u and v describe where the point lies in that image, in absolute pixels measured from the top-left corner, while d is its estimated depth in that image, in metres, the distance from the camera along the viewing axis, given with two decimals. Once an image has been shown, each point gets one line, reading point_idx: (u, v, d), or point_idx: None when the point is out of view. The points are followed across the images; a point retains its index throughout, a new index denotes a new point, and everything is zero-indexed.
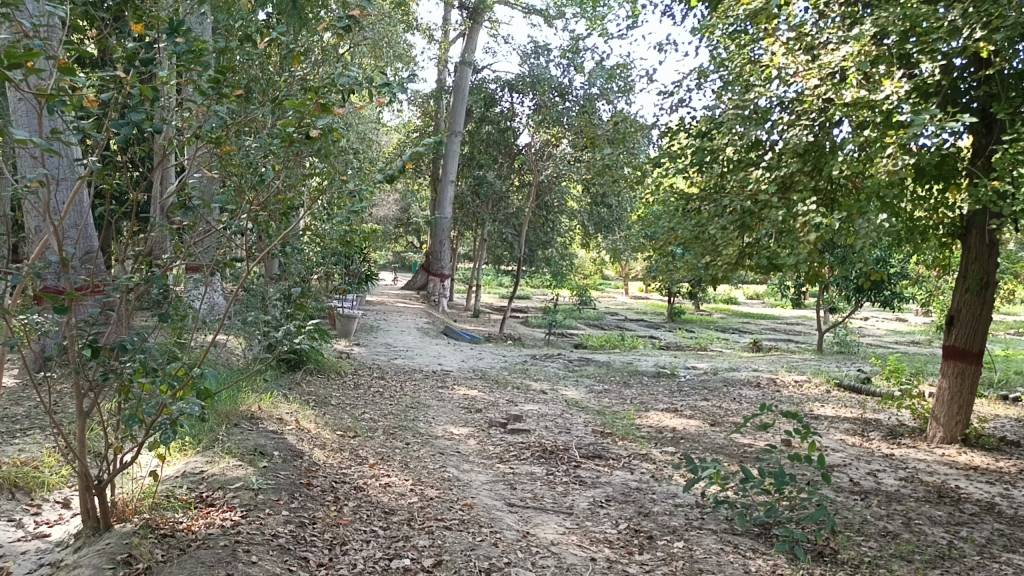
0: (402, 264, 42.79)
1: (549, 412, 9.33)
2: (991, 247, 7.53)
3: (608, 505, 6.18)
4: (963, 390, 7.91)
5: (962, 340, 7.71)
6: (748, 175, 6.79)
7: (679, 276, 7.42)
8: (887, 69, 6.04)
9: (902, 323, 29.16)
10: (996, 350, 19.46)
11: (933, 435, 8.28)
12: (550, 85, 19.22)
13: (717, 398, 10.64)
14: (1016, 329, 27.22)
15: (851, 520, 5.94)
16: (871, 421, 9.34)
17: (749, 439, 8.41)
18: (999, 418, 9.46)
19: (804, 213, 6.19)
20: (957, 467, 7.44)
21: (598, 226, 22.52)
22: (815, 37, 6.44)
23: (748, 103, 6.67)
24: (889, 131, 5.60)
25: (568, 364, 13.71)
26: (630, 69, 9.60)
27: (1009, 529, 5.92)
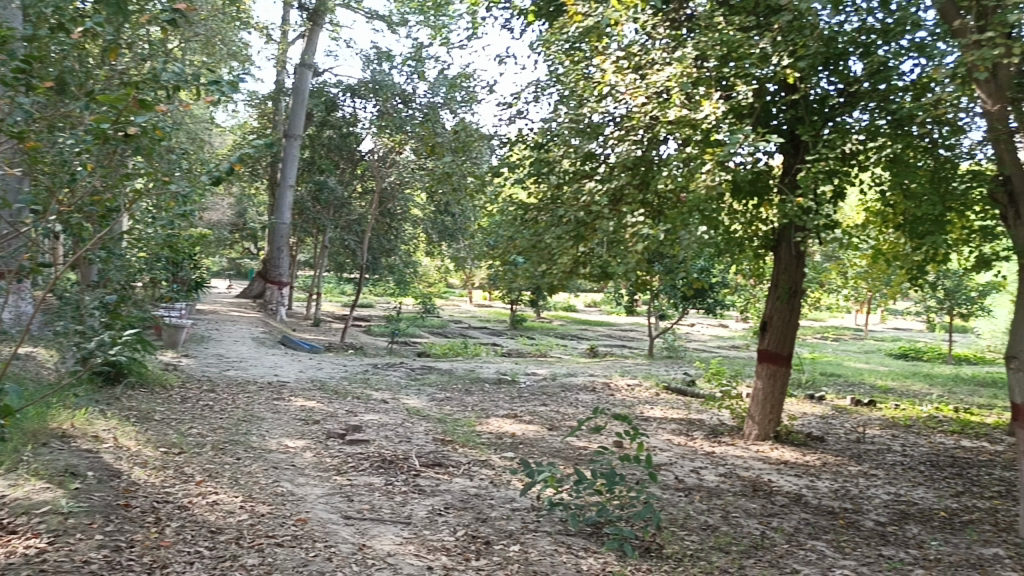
0: (237, 271, 41.07)
1: (389, 422, 9.22)
2: (798, 258, 8.20)
3: (446, 513, 6.19)
4: (775, 390, 8.54)
5: (775, 344, 8.34)
6: (581, 187, 7.01)
7: (517, 284, 7.52)
8: (706, 91, 6.47)
9: (723, 328, 31.12)
10: (807, 351, 21.14)
11: (749, 434, 8.85)
12: (393, 92, 18.89)
13: (555, 403, 10.90)
14: (821, 333, 29.61)
15: (675, 515, 6.28)
16: (696, 421, 9.90)
17: (584, 442, 8.68)
18: (806, 415, 10.28)
19: (632, 224, 6.57)
20: (769, 461, 8.02)
21: (441, 234, 22.43)
22: (642, 58, 6.74)
23: (581, 118, 6.92)
24: (707, 149, 6.08)
25: (410, 372, 13.63)
26: (472, 79, 9.72)
27: (813, 518, 6.44)
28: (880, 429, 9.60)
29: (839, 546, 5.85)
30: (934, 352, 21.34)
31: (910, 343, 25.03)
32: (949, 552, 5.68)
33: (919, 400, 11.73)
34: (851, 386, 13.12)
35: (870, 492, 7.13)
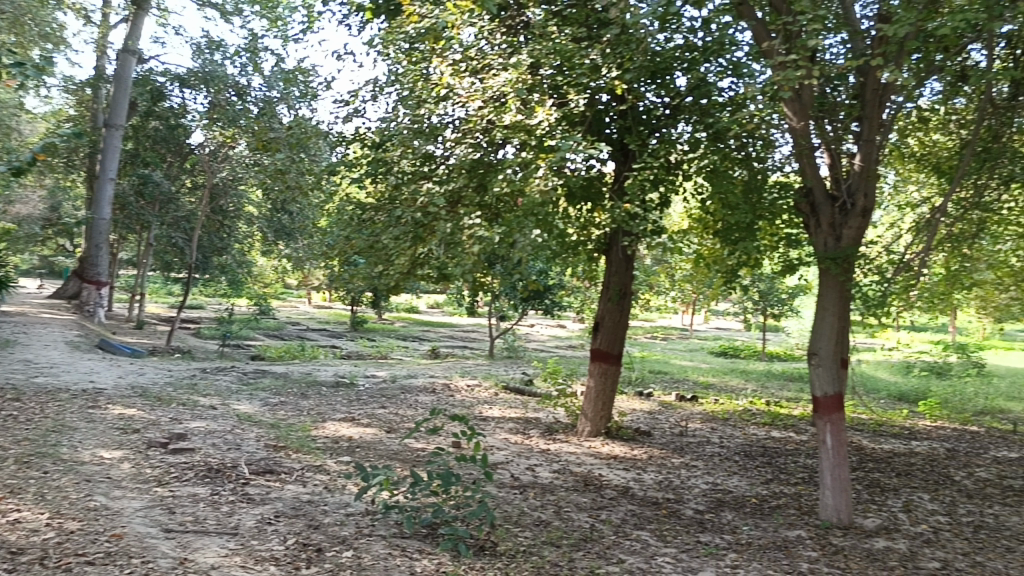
0: (49, 270, 37.84)
1: (217, 428, 8.80)
2: (626, 261, 8.61)
3: (276, 521, 5.98)
4: (606, 387, 8.90)
5: (606, 343, 8.70)
6: (419, 188, 6.96)
7: (354, 285, 7.39)
8: (541, 98, 6.62)
9: (560, 329, 32.03)
10: (637, 350, 22.15)
11: (582, 431, 9.16)
12: (226, 84, 17.91)
13: (393, 406, 10.81)
14: (651, 333, 31.12)
15: (509, 513, 6.39)
16: (532, 420, 10.12)
17: (421, 444, 8.67)
18: (635, 411, 10.77)
19: (469, 226, 6.60)
20: (600, 456, 8.33)
21: (278, 233, 21.66)
22: (479, 63, 6.82)
23: (419, 119, 6.89)
24: (541, 154, 6.23)
25: (242, 376, 13.08)
26: (309, 75, 9.51)
27: (639, 509, 6.75)
28: (700, 423, 10.22)
29: (661, 534, 6.16)
30: (751, 350, 22.93)
31: (730, 342, 26.76)
32: (759, 536, 6.13)
33: (736, 395, 12.57)
34: (676, 383, 13.87)
35: (690, 482, 7.57)
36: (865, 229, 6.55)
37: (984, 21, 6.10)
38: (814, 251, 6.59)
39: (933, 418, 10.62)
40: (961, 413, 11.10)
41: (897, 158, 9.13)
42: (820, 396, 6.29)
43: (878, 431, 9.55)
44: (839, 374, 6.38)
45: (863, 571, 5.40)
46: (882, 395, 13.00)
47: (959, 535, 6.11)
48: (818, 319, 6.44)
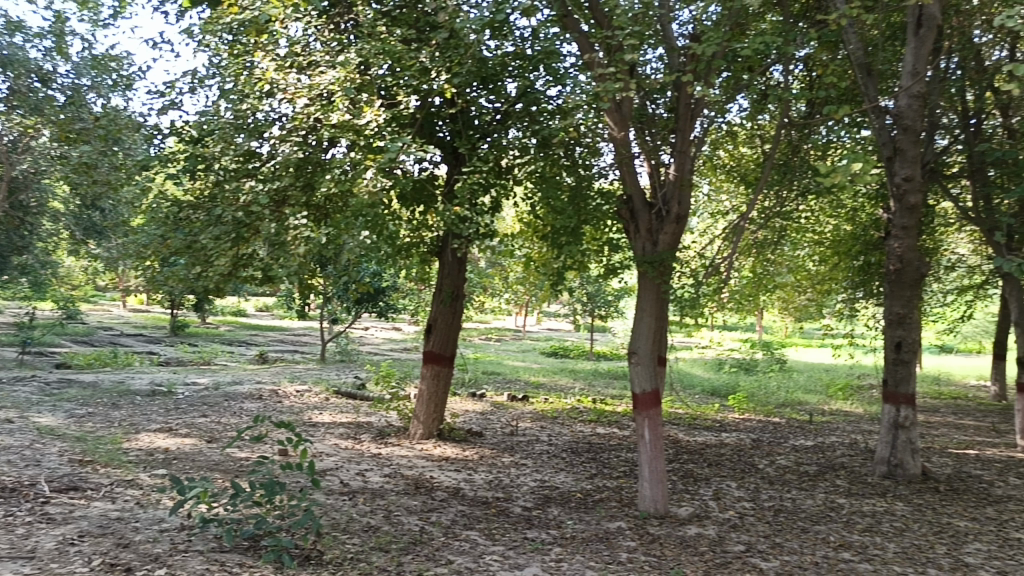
0: None
1: (12, 444, 8.03)
2: (459, 263, 8.64)
3: (80, 542, 5.53)
4: (439, 390, 8.92)
5: (438, 345, 8.71)
6: (241, 186, 6.65)
7: (170, 287, 6.97)
8: (369, 98, 6.53)
9: (395, 332, 31.79)
10: (471, 352, 22.36)
11: (414, 433, 9.12)
12: (26, 68, 16.36)
13: (216, 414, 10.30)
14: (485, 334, 31.53)
15: (337, 520, 6.25)
16: (363, 424, 9.98)
17: (246, 453, 8.32)
18: (468, 412, 10.86)
19: (295, 227, 6.37)
20: (431, 459, 8.34)
21: (88, 231, 20.06)
22: (305, 59, 6.64)
23: (243, 115, 6.62)
24: (370, 154, 6.14)
25: (44, 387, 12.02)
26: (122, 62, 8.91)
27: (469, 509, 6.81)
28: (530, 422, 10.47)
29: (489, 533, 6.24)
30: (580, 350, 23.73)
31: (560, 342, 27.58)
32: (582, 529, 6.35)
33: (564, 394, 12.98)
34: (507, 383, 14.12)
35: (519, 480, 7.73)
36: (680, 233, 6.93)
37: (781, 45, 6.65)
38: (634, 256, 6.93)
39: (741, 412, 11.43)
40: (765, 405, 12.03)
41: (710, 169, 9.75)
42: (638, 393, 6.60)
43: (692, 424, 10.16)
44: (656, 371, 6.72)
45: (677, 557, 5.72)
46: (697, 391, 13.85)
47: (761, 519, 6.60)
48: (637, 320, 6.75)
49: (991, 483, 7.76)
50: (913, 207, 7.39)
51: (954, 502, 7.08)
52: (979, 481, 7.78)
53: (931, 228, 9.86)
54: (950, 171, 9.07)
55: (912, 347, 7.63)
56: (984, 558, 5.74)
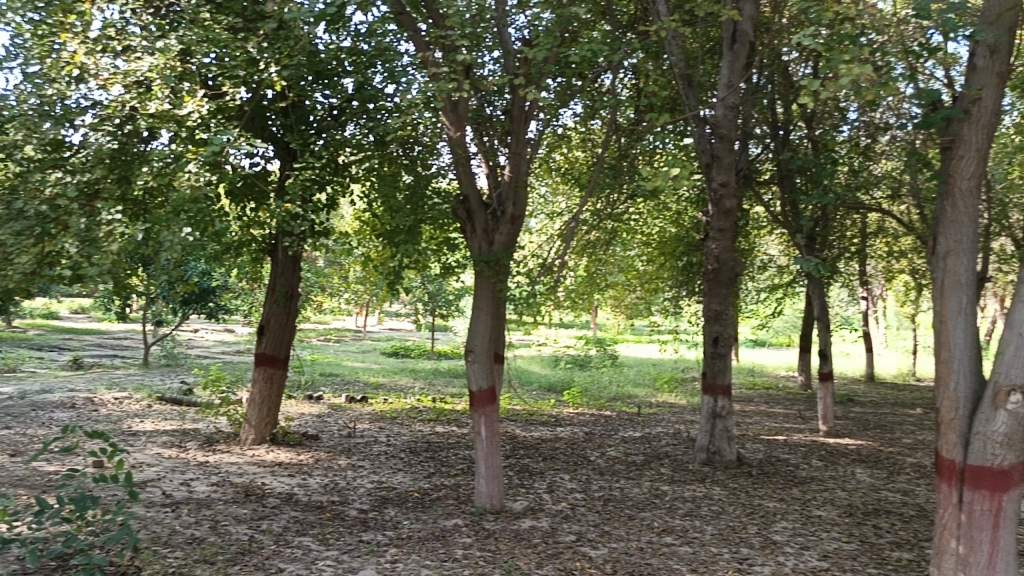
0: None
1: None
2: (294, 262, 8.42)
3: None
4: (272, 393, 8.63)
5: (272, 347, 8.44)
6: (46, 177, 6.00)
7: None
8: (191, 87, 6.28)
9: (228, 333, 30.41)
10: (309, 353, 21.76)
11: (245, 439, 8.75)
12: None
13: (20, 426, 9.45)
14: (324, 335, 30.77)
15: (158, 534, 5.89)
16: (189, 431, 9.48)
17: (55, 467, 7.69)
18: (303, 415, 10.57)
19: (108, 223, 5.90)
20: (263, 465, 8.04)
21: None
22: (120, 43, 6.24)
23: (47, 101, 6.03)
24: (191, 147, 5.89)
25: None
26: None
27: (302, 515, 6.62)
28: (369, 423, 10.34)
29: (323, 538, 6.08)
30: (421, 349, 23.68)
31: (401, 342, 27.39)
32: (418, 529, 6.31)
33: (404, 393, 12.90)
34: (346, 385, 13.87)
35: (356, 483, 7.60)
36: (515, 233, 7.08)
37: (606, 53, 6.94)
38: (470, 255, 7.01)
39: (575, 406, 11.80)
40: (598, 400, 12.50)
41: (546, 171, 10.01)
42: (475, 391, 6.69)
43: (529, 420, 10.39)
44: (492, 368, 6.83)
45: (512, 550, 5.81)
46: (534, 387, 14.16)
47: (591, 509, 6.85)
48: (474, 319, 6.83)
49: (796, 465, 8.45)
50: (728, 210, 7.91)
51: (765, 485, 7.64)
52: (786, 464, 8.45)
53: (746, 231, 10.59)
54: (761, 178, 9.80)
55: (728, 341, 8.18)
56: (790, 535, 6.24)
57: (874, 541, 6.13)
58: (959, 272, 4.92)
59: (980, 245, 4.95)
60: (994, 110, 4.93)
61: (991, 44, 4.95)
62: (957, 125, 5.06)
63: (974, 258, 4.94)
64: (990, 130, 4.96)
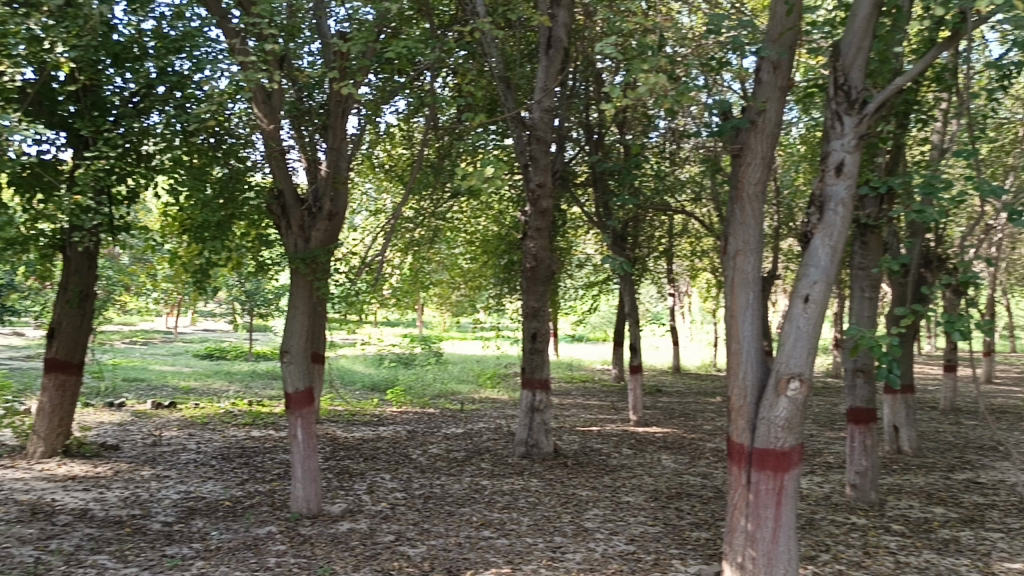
0: None
1: None
2: (89, 260, 7.86)
3: None
4: (64, 401, 7.95)
5: (64, 351, 7.82)
6: None
7: None
8: None
9: (16, 338, 27.63)
10: (111, 357, 20.18)
11: (32, 453, 7.99)
12: None
13: None
14: (130, 337, 28.65)
15: None
16: None
17: None
18: (103, 424, 9.82)
19: None
20: (54, 479, 7.38)
21: None
22: None
23: None
24: None
25: None
26: None
27: (98, 532, 6.14)
28: (177, 430, 9.76)
29: (121, 555, 5.66)
30: (238, 350, 22.68)
31: (216, 344, 26.09)
32: (228, 538, 6.01)
33: (217, 398, 12.29)
34: (152, 390, 13.02)
35: (160, 494, 7.15)
36: (333, 230, 6.93)
37: (423, 51, 6.97)
38: (285, 252, 6.74)
39: (398, 405, 11.72)
40: (421, 398, 12.51)
41: (369, 167, 9.88)
42: (291, 393, 6.47)
43: (350, 420, 10.20)
44: (310, 369, 6.62)
45: (327, 555, 5.67)
46: (357, 387, 13.92)
47: (411, 507, 6.83)
48: (289, 319, 6.60)
49: (609, 454, 8.85)
50: (545, 210, 8.15)
51: (579, 474, 7.95)
52: (599, 454, 8.83)
53: (563, 230, 10.96)
54: (577, 179, 10.19)
55: (545, 337, 8.42)
56: (600, 522, 6.52)
57: (676, 522, 6.54)
58: (746, 270, 5.33)
59: (764, 245, 5.38)
60: (776, 121, 5.37)
61: (774, 60, 5.39)
62: (745, 135, 5.46)
63: (759, 257, 5.36)
64: (773, 140, 5.40)
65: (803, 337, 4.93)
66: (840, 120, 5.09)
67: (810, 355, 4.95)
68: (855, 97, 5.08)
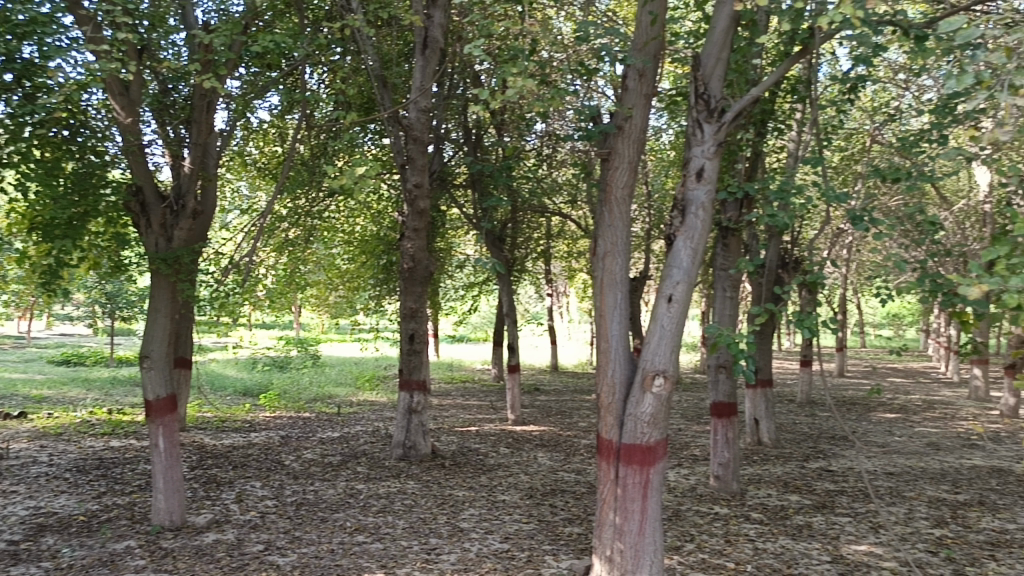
0: None
1: None
2: None
3: None
4: None
5: None
6: None
7: None
8: None
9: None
10: None
11: None
12: None
13: None
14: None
15: None
16: None
17: None
18: None
19: None
20: None
21: None
22: None
23: None
24: None
25: None
26: None
27: None
28: (27, 441, 9.11)
29: None
30: (98, 355, 21.39)
31: (73, 349, 24.52)
32: (82, 556, 5.66)
33: (73, 406, 11.57)
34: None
35: (5, 512, 6.65)
36: (197, 229, 6.67)
37: (292, 47, 6.80)
38: (145, 252, 6.45)
39: (271, 410, 11.37)
40: (296, 402, 12.19)
41: (241, 164, 9.54)
42: (151, 400, 6.17)
43: (219, 427, 9.82)
44: (172, 375, 6.35)
45: (191, 568, 5.43)
46: (227, 392, 13.41)
47: (282, 515, 6.64)
48: (150, 321, 6.29)
49: (486, 454, 8.90)
50: (422, 211, 8.10)
51: (455, 475, 7.96)
52: (476, 454, 8.87)
53: (441, 231, 10.94)
54: (455, 181, 10.20)
55: (423, 338, 8.38)
56: (475, 521, 6.54)
57: (549, 519, 6.65)
58: (614, 271, 5.47)
59: (631, 247, 5.54)
60: (642, 127, 5.53)
61: (639, 68, 5.56)
62: (612, 140, 5.60)
63: (626, 259, 5.51)
64: (640, 145, 5.57)
65: (667, 336, 5.11)
66: (700, 128, 5.28)
67: (674, 352, 5.13)
68: (714, 106, 5.29)
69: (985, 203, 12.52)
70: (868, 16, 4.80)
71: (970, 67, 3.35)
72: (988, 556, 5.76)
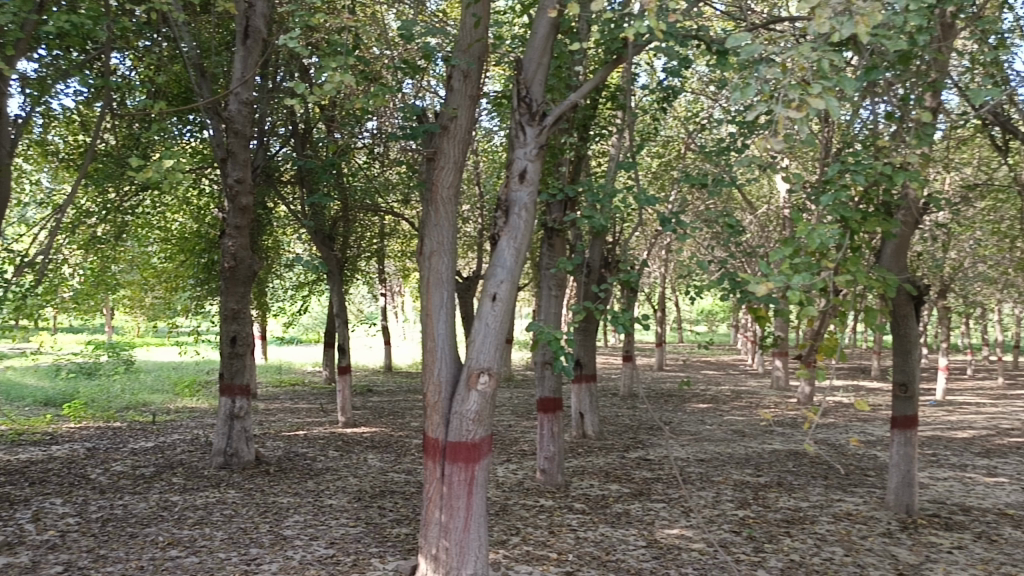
0: None
1: None
2: None
3: None
4: None
5: None
6: None
7: None
8: None
9: None
10: None
11: None
12: None
13: None
14: None
15: None
16: None
17: None
18: None
19: None
20: None
21: None
22: None
23: None
24: None
25: None
26: None
27: None
28: None
29: None
30: None
31: None
32: None
33: None
34: None
35: None
36: None
37: (96, 28, 6.33)
38: None
39: (76, 421, 10.52)
40: (105, 411, 11.37)
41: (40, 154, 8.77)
42: None
43: (15, 441, 8.97)
44: None
45: None
46: (26, 402, 12.27)
47: (86, 533, 6.17)
48: None
49: (313, 458, 8.68)
50: (244, 208, 7.78)
51: (280, 481, 7.71)
52: (303, 458, 8.63)
53: (266, 229, 10.54)
54: (282, 177, 9.88)
55: (246, 340, 8.06)
56: (300, 528, 6.36)
57: (377, 521, 6.58)
58: (440, 270, 5.48)
59: (457, 247, 5.57)
60: (467, 128, 5.57)
61: (464, 69, 5.59)
62: (438, 140, 5.61)
63: (452, 259, 5.54)
64: (465, 146, 5.61)
65: (490, 334, 5.17)
66: (523, 131, 5.37)
67: (498, 350, 5.21)
68: (536, 109, 5.41)
69: (784, 209, 13.64)
70: (674, 30, 5.09)
71: (755, 82, 3.64)
72: (783, 533, 6.28)
